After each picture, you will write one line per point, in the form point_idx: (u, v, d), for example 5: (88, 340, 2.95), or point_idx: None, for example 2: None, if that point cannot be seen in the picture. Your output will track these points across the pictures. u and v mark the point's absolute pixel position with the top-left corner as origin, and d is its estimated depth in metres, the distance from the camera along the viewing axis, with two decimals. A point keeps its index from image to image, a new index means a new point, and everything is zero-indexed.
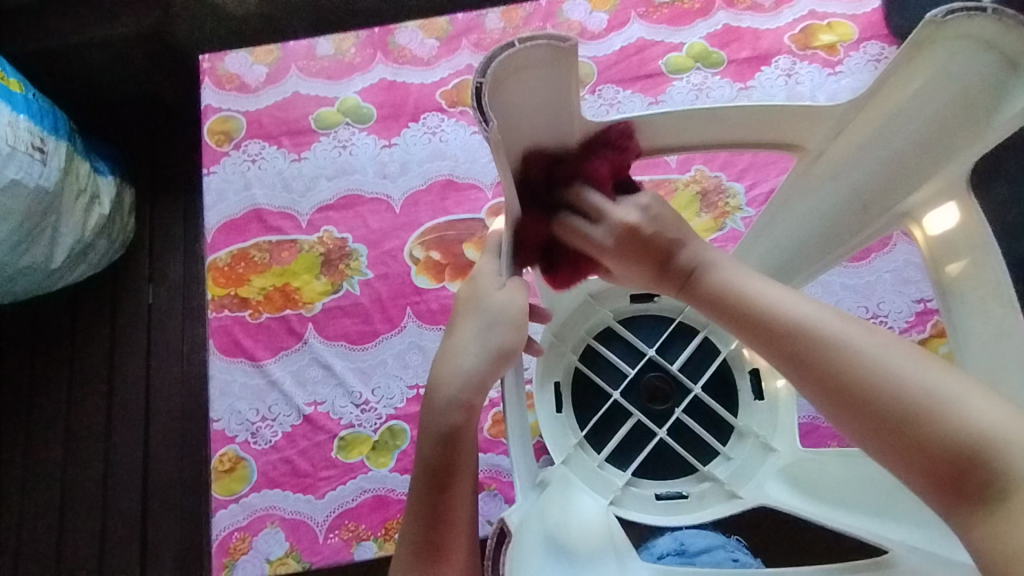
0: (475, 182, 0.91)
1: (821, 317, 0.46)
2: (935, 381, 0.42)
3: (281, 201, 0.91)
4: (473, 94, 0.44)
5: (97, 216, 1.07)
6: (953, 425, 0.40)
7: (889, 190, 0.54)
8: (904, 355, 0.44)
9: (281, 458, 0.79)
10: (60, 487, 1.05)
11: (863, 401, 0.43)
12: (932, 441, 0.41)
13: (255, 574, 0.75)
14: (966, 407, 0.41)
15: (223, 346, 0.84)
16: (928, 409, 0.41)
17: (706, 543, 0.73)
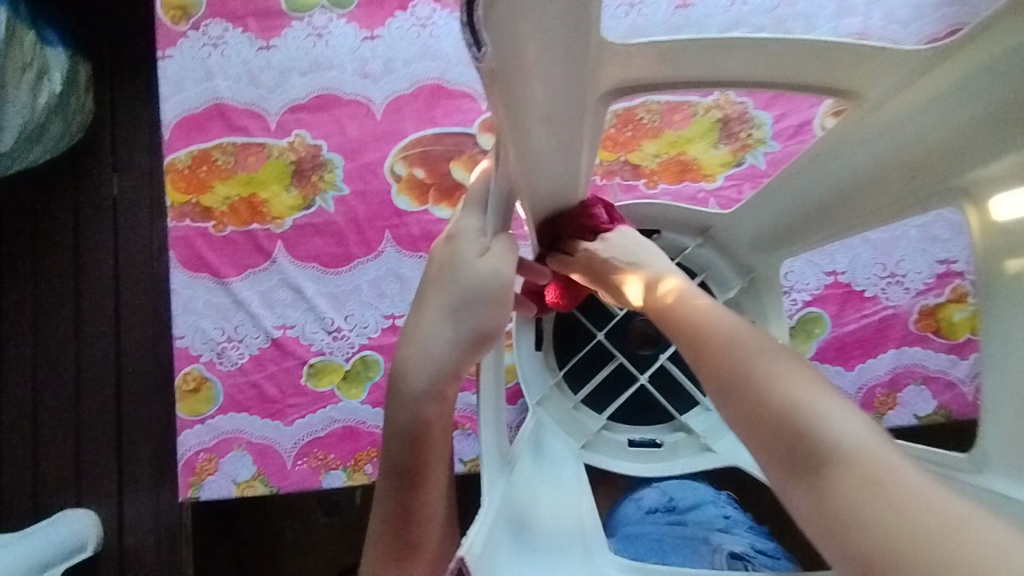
0: (467, 90, 0.79)
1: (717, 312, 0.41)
2: (780, 359, 0.36)
3: (247, 97, 0.80)
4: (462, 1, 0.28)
5: (48, 94, 0.95)
6: (783, 406, 0.33)
7: (946, 162, 0.43)
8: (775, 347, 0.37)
9: (248, 382, 0.75)
10: (32, 381, 1.04)
11: (715, 370, 0.38)
12: (764, 418, 0.33)
13: (222, 494, 0.74)
14: (807, 397, 0.33)
15: (185, 259, 0.77)
16: (767, 387, 0.34)
17: (695, 499, 0.68)
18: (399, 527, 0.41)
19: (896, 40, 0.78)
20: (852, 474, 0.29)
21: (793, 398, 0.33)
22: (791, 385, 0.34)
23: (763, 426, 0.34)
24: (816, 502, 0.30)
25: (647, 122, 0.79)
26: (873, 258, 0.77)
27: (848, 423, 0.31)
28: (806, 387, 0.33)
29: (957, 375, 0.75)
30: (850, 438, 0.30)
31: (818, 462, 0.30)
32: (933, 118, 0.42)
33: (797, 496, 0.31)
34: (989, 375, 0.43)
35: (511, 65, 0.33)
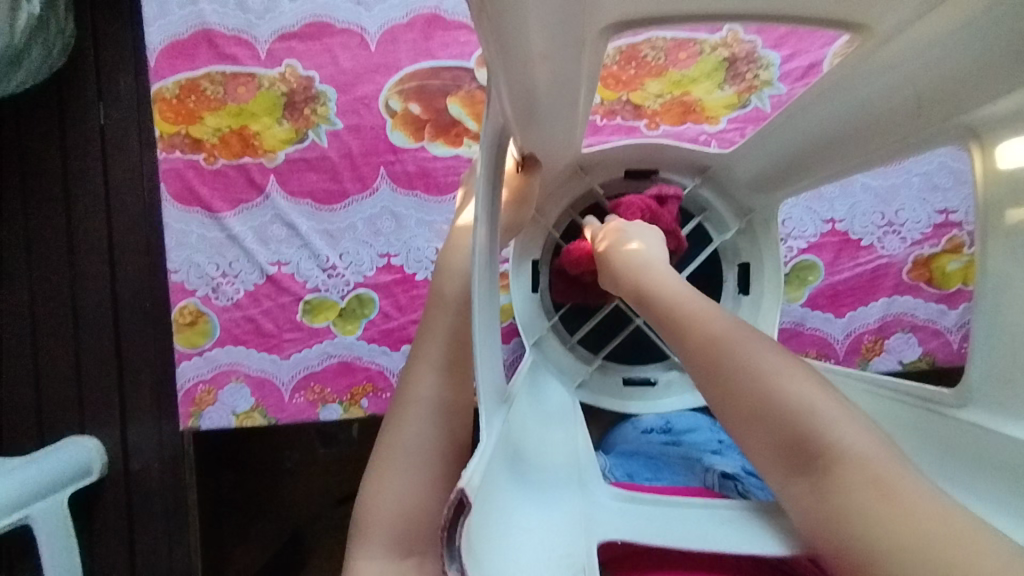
0: (465, 21, 0.76)
1: (691, 299, 0.47)
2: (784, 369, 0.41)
3: (235, 23, 0.76)
4: None
5: (27, 16, 0.91)
6: (781, 399, 0.39)
7: (958, 92, 0.43)
8: (748, 334, 0.43)
9: (244, 316, 0.76)
10: (31, 313, 1.04)
11: (715, 377, 0.42)
12: (768, 413, 0.40)
13: (221, 424, 0.76)
14: (789, 385, 0.40)
15: (176, 192, 0.76)
16: (760, 382, 0.40)
17: (692, 423, 0.69)
18: (382, 438, 0.49)
19: None
20: (851, 471, 0.36)
21: (798, 405, 0.39)
22: (795, 397, 0.39)
23: (769, 435, 0.39)
24: (823, 498, 0.36)
25: (650, 60, 0.76)
26: (872, 206, 0.76)
27: (860, 440, 0.37)
28: (809, 400, 0.39)
29: (945, 323, 0.76)
30: (859, 454, 0.36)
31: (823, 464, 0.37)
32: (945, 55, 0.41)
33: (802, 490, 0.38)
34: (975, 318, 0.44)
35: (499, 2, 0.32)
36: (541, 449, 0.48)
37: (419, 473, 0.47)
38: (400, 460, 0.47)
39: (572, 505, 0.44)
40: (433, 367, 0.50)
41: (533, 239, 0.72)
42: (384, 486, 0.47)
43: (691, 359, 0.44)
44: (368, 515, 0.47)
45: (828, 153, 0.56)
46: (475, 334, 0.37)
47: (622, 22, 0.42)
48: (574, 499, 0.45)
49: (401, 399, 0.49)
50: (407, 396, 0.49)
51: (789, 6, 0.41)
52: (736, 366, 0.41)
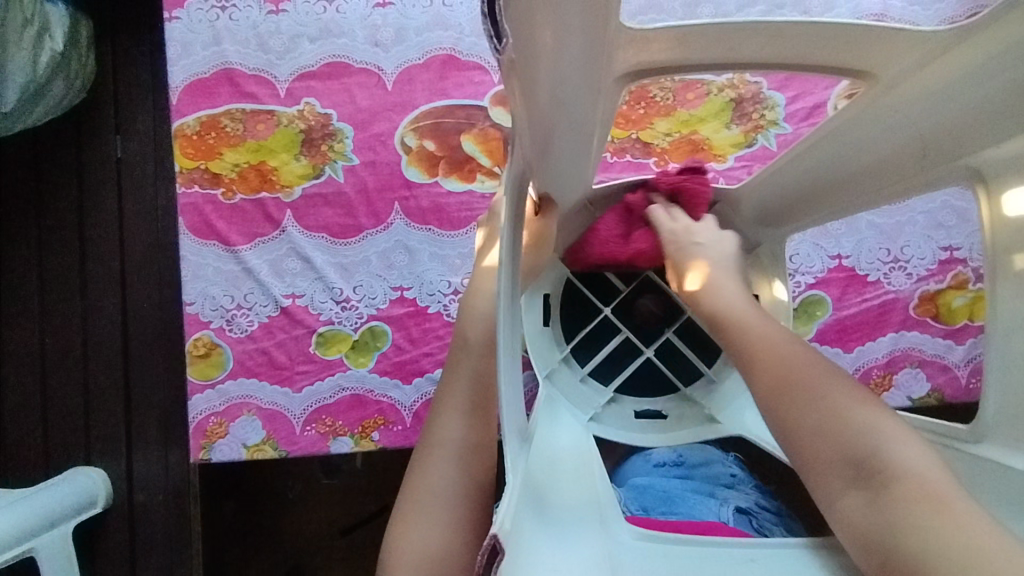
0: (479, 62, 0.79)
1: (759, 328, 0.52)
2: (852, 395, 0.43)
3: (256, 63, 0.79)
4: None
5: (50, 53, 0.94)
6: (834, 416, 0.42)
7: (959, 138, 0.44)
8: (814, 365, 0.47)
9: (257, 348, 0.76)
10: (40, 342, 1.05)
11: (779, 391, 0.45)
12: (828, 428, 0.42)
13: (232, 457, 0.76)
14: (849, 409, 0.42)
15: (194, 225, 0.78)
16: (817, 397, 0.44)
17: (703, 457, 0.69)
18: (409, 480, 0.50)
19: (915, 21, 0.78)
20: (912, 490, 0.36)
21: (862, 424, 0.41)
22: (854, 418, 0.41)
23: (827, 453, 0.41)
24: (877, 505, 0.37)
25: (658, 100, 0.79)
26: (878, 242, 0.77)
27: (917, 460, 0.38)
28: (870, 416, 0.41)
29: (952, 359, 0.76)
30: (916, 474, 0.37)
31: (877, 473, 0.38)
32: (949, 101, 0.42)
33: (853, 499, 0.39)
34: (989, 356, 0.45)
35: (525, 60, 0.34)
36: (562, 487, 0.48)
37: (445, 514, 0.47)
38: (427, 501, 0.48)
39: (594, 544, 0.43)
40: (456, 408, 0.50)
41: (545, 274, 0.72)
42: (412, 529, 0.47)
43: (758, 374, 0.48)
44: (394, 558, 0.47)
45: (834, 190, 0.57)
46: (500, 370, 0.38)
47: (639, 69, 0.44)
48: (597, 536, 0.45)
49: (427, 440, 0.50)
50: (432, 438, 0.50)
51: (800, 50, 0.43)
52: (805, 386, 0.45)
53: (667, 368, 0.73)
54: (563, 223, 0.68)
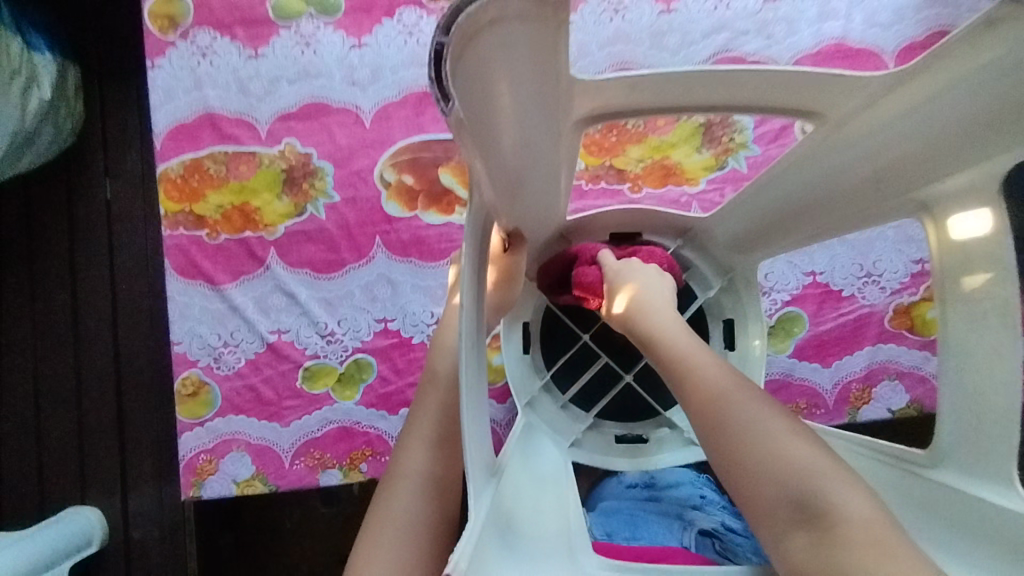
0: None
1: (694, 357, 0.53)
2: (795, 432, 0.47)
3: (237, 106, 0.81)
4: (433, 58, 0.32)
5: (37, 101, 0.96)
6: (778, 456, 0.45)
7: (908, 167, 0.46)
8: (753, 399, 0.49)
9: (245, 385, 0.78)
10: (33, 384, 1.06)
11: (724, 439, 0.48)
12: (772, 472, 0.45)
13: (222, 493, 0.77)
14: (787, 447, 0.45)
15: (180, 266, 0.79)
16: (759, 439, 0.46)
17: (674, 479, 0.73)
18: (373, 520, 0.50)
19: (878, 44, 0.81)
20: (859, 535, 0.40)
21: (804, 459, 0.44)
22: (799, 458, 0.45)
23: (768, 494, 0.45)
24: (817, 543, 0.41)
25: (630, 127, 0.81)
26: (850, 258, 0.79)
27: (857, 506, 0.42)
28: (808, 455, 0.45)
29: (930, 370, 0.77)
30: (857, 522, 0.41)
31: (819, 516, 0.42)
32: (893, 134, 0.44)
33: (798, 538, 0.42)
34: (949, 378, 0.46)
35: (478, 118, 0.36)
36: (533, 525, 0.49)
37: (407, 546, 0.48)
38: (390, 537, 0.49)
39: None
40: (422, 442, 0.52)
41: (525, 302, 0.74)
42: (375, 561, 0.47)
43: (697, 415, 0.50)
44: None
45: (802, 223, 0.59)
46: (462, 414, 0.39)
47: (597, 114, 0.46)
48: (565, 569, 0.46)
49: (391, 474, 0.52)
50: (396, 471, 0.51)
51: (748, 92, 0.45)
52: (745, 430, 0.47)
53: (645, 392, 0.74)
54: (537, 252, 0.69)
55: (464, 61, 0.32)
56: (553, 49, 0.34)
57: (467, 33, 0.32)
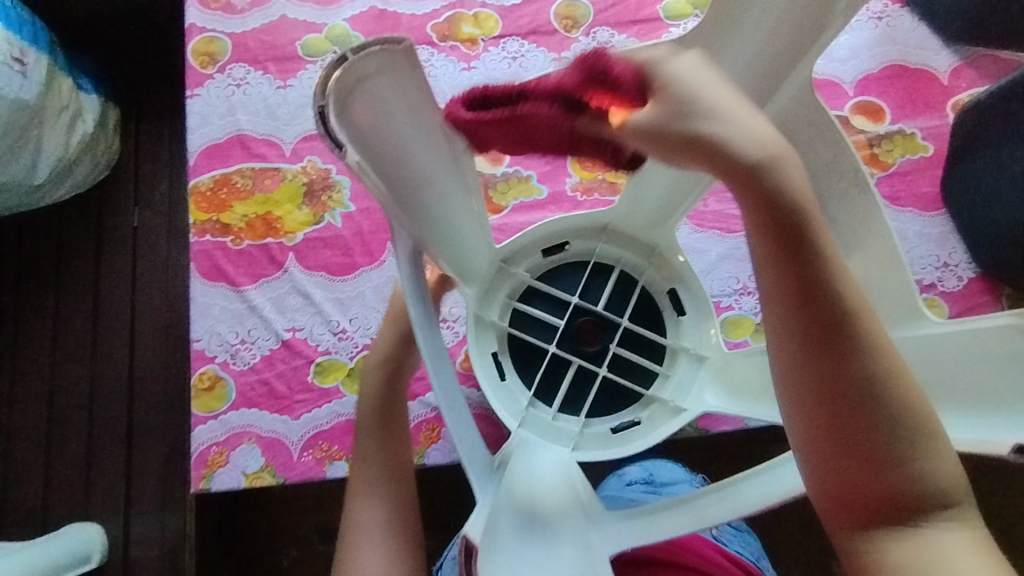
0: None
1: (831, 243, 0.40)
2: (935, 454, 0.42)
3: (265, 129, 0.90)
4: (316, 118, 0.42)
5: (81, 133, 1.05)
6: (901, 414, 0.41)
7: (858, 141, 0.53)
8: (878, 325, 0.41)
9: (259, 380, 0.82)
10: (47, 400, 1.08)
11: (861, 454, 0.41)
12: (892, 430, 0.40)
13: (232, 485, 0.79)
14: (906, 407, 0.41)
15: (204, 269, 0.85)
16: (891, 394, 0.40)
17: (672, 476, 0.79)
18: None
19: (836, 75, 0.93)
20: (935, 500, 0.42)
21: (928, 486, 0.41)
22: (914, 421, 0.41)
23: (885, 510, 0.42)
24: (925, 568, 0.40)
25: None
26: None
27: (961, 541, 0.41)
28: (933, 483, 0.42)
29: None
30: (966, 561, 0.40)
31: (928, 543, 0.41)
32: None
33: (897, 552, 0.41)
34: None
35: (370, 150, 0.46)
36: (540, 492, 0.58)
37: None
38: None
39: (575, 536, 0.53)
40: (369, 494, 0.64)
41: (483, 339, 0.78)
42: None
43: (831, 417, 0.41)
44: None
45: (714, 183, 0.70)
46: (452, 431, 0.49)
47: None
48: (576, 528, 0.53)
49: (348, 526, 0.64)
50: (353, 523, 0.64)
51: None
52: (889, 450, 0.41)
53: (623, 378, 0.78)
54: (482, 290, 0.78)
55: (350, 102, 0.44)
56: (429, 82, 0.50)
57: (344, 78, 0.42)
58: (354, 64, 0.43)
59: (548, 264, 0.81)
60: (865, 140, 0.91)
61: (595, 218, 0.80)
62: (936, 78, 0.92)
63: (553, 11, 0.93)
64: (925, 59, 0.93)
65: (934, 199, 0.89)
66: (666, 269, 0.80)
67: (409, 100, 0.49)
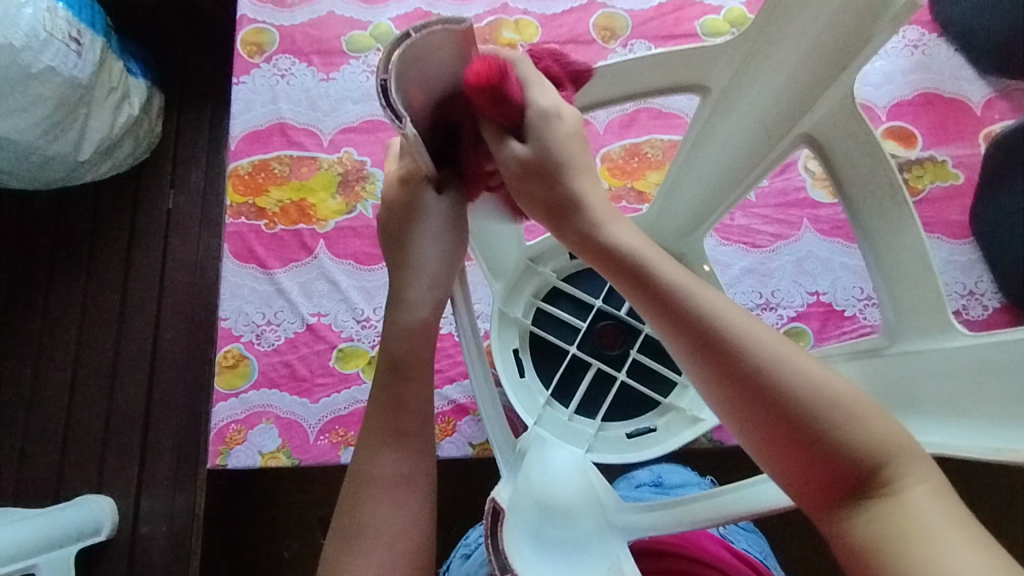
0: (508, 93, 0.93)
1: (665, 266, 0.44)
2: (859, 415, 0.40)
3: (305, 119, 0.92)
4: (378, 91, 0.43)
5: (126, 115, 1.08)
6: (781, 388, 0.40)
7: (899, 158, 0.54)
8: (729, 311, 0.43)
9: (282, 361, 0.83)
10: (71, 373, 1.10)
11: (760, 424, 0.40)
12: (779, 408, 0.40)
13: (247, 463, 0.80)
14: (784, 376, 0.40)
15: (237, 251, 0.87)
16: (762, 369, 0.41)
17: (681, 480, 0.78)
18: (398, 423, 0.52)
19: (870, 99, 0.93)
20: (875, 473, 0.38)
21: (873, 449, 0.39)
22: (803, 389, 0.40)
23: (820, 486, 0.40)
24: (888, 531, 0.37)
25: (650, 157, 0.91)
26: (852, 281, 0.85)
27: (917, 489, 0.38)
28: (874, 442, 0.39)
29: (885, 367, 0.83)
30: (928, 509, 0.37)
31: (886, 507, 0.38)
32: None
33: (862, 520, 0.38)
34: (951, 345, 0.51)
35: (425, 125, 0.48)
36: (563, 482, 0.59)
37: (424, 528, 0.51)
38: (422, 423, 0.53)
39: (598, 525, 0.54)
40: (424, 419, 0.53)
41: (506, 334, 0.80)
42: (409, 461, 0.52)
43: (723, 400, 0.42)
44: (373, 533, 0.50)
45: (742, 188, 0.69)
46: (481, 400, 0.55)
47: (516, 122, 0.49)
48: (596, 505, 0.56)
49: (392, 446, 0.52)
50: (401, 440, 0.52)
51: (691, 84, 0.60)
52: (797, 413, 0.40)
53: (641, 385, 0.77)
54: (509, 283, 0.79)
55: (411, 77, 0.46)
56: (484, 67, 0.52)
57: (407, 54, 0.44)
58: (416, 42, 0.45)
59: (573, 267, 0.82)
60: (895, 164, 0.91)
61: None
62: (969, 108, 0.93)
63: (593, 21, 0.95)
64: (958, 89, 0.93)
65: (963, 228, 0.89)
66: None
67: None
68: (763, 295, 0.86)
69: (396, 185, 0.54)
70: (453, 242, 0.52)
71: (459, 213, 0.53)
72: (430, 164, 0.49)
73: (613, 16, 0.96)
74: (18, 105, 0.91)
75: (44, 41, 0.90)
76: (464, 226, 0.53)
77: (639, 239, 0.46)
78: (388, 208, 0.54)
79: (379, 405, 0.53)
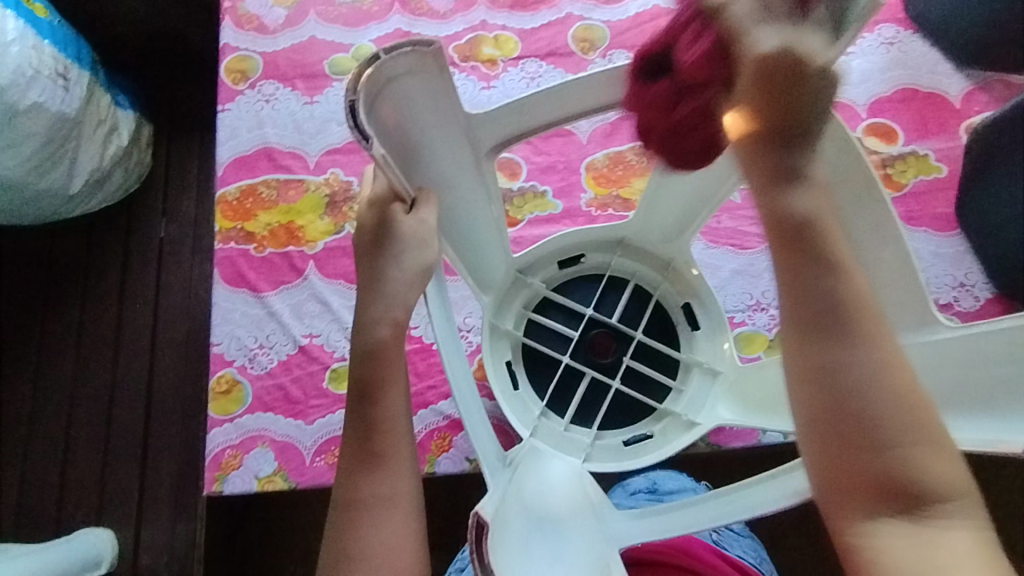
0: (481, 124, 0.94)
1: (838, 266, 0.45)
2: (929, 447, 0.44)
3: (291, 142, 0.93)
4: (347, 112, 0.43)
5: (116, 147, 1.09)
6: (889, 411, 0.43)
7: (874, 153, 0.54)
8: (875, 330, 0.45)
9: (275, 384, 0.83)
10: (68, 406, 1.10)
11: (852, 431, 0.44)
12: (875, 424, 0.43)
13: (244, 488, 0.79)
14: (902, 402, 0.43)
15: (227, 276, 0.87)
16: (884, 394, 0.44)
17: (676, 486, 0.78)
18: (368, 443, 0.52)
19: (850, 98, 0.94)
20: (927, 510, 0.43)
21: (932, 476, 0.43)
22: (908, 418, 0.43)
23: (876, 503, 0.44)
24: (919, 554, 0.42)
25: (634, 163, 0.92)
26: None
27: (961, 532, 0.43)
28: (936, 471, 0.43)
29: None
30: (965, 552, 0.42)
31: (927, 538, 0.42)
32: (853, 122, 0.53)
33: (895, 539, 0.43)
34: None
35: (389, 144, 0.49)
36: (552, 493, 0.59)
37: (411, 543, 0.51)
38: (400, 440, 0.53)
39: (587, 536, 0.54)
40: (402, 435, 0.53)
41: (498, 347, 0.79)
42: (390, 480, 0.52)
43: (826, 394, 0.44)
44: (358, 554, 0.50)
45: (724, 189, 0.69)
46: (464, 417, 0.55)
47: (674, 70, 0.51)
48: (585, 517, 0.56)
49: (371, 467, 0.52)
50: (380, 461, 0.52)
51: None
52: (888, 436, 0.43)
53: (635, 391, 0.77)
54: (498, 295, 0.78)
55: (380, 97, 0.47)
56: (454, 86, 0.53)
57: (375, 75, 0.45)
58: (384, 63, 0.46)
59: (562, 276, 0.82)
60: (878, 160, 0.92)
61: (610, 231, 0.80)
62: (948, 102, 0.93)
63: (571, 33, 0.96)
64: (937, 83, 0.94)
65: (949, 220, 0.89)
66: (681, 283, 0.81)
67: (433, 103, 0.53)
68: (754, 296, 0.86)
69: (366, 205, 0.54)
70: (420, 261, 0.52)
71: (425, 233, 0.52)
72: (399, 182, 0.49)
73: (591, 27, 0.97)
74: (8, 142, 0.92)
75: (31, 78, 0.91)
76: (430, 247, 0.52)
77: (828, 224, 0.46)
78: (359, 229, 0.54)
79: (357, 425, 0.53)
